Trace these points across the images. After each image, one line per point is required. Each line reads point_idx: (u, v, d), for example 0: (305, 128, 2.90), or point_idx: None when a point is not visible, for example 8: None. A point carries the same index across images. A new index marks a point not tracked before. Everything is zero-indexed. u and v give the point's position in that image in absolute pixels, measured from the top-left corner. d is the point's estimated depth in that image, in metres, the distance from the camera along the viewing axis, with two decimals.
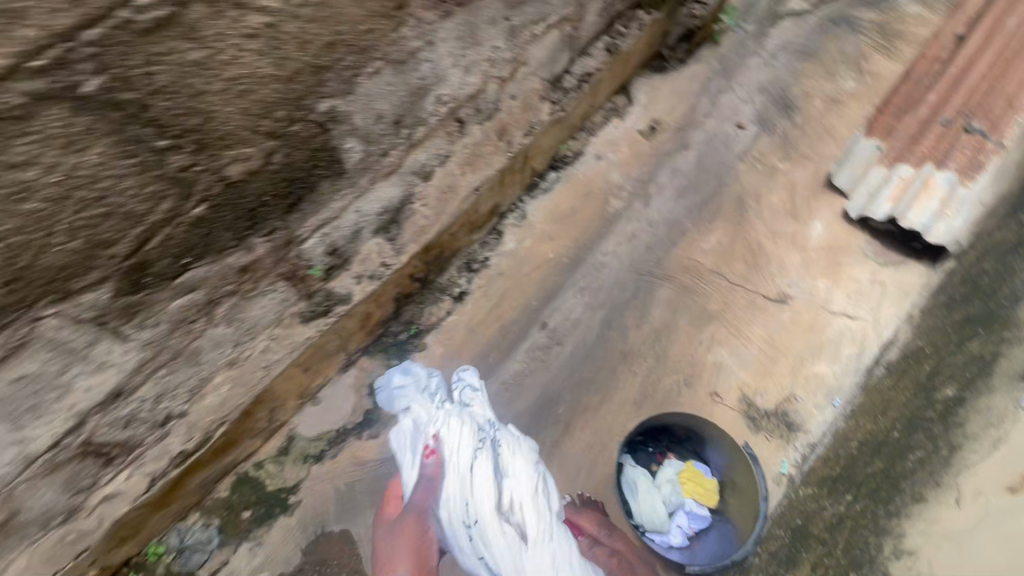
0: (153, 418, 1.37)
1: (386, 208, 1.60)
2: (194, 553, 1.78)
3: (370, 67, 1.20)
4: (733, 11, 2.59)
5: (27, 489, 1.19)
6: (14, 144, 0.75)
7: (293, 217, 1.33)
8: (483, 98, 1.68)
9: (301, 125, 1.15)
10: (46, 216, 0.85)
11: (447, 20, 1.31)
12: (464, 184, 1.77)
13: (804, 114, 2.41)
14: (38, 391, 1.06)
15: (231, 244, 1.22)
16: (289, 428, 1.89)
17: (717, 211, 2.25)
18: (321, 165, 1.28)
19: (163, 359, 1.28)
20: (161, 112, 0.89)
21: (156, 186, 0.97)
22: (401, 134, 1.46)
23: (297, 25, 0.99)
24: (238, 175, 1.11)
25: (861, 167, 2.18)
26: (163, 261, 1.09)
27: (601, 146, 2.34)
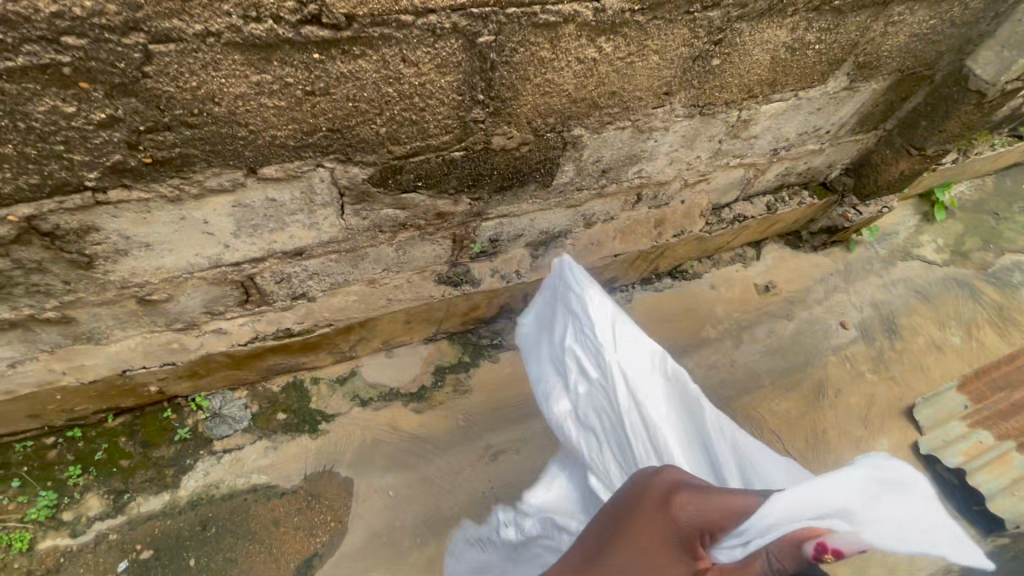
0: (295, 287, 1.54)
1: (547, 231, 1.82)
2: (223, 424, 1.86)
3: (620, 122, 1.46)
4: (874, 230, 2.84)
5: (191, 286, 1.37)
6: (420, 50, 1.03)
7: (495, 198, 1.55)
8: (665, 189, 1.90)
9: (554, 135, 1.40)
10: (389, 103, 1.11)
11: (686, 120, 1.58)
12: (610, 245, 1.99)
13: (905, 344, 2.54)
14: (267, 217, 1.26)
15: (449, 192, 1.44)
16: (355, 364, 2.02)
17: (798, 384, 2.34)
18: (540, 172, 1.52)
19: (342, 247, 1.47)
20: (498, 79, 1.16)
21: (453, 122, 1.22)
22: (598, 181, 1.69)
23: (606, 70, 1.27)
24: (495, 146, 1.35)
25: (944, 413, 2.26)
26: (408, 176, 1.32)
27: (718, 278, 2.54)
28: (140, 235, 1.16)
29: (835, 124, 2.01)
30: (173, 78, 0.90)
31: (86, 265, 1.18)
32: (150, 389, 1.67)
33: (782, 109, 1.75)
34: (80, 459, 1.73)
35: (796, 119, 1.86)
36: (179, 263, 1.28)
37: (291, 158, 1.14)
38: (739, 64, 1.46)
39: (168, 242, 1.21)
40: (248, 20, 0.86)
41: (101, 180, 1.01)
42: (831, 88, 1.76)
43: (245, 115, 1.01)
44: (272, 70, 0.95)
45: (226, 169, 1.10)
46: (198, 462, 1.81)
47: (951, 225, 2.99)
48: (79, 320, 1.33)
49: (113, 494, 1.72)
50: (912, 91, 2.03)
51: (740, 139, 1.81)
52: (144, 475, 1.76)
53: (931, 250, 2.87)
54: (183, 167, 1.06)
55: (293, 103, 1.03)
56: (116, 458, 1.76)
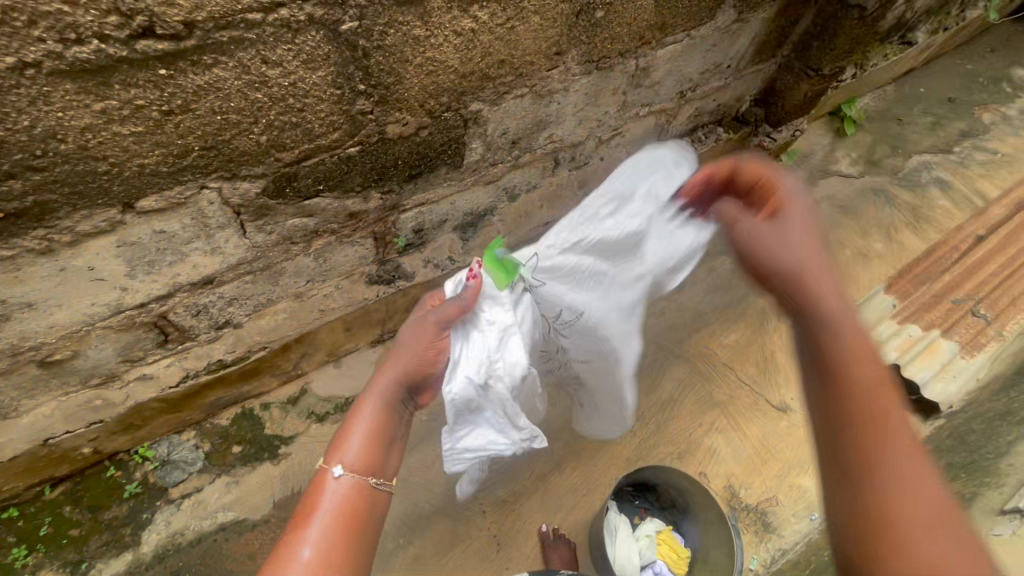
0: (217, 317, 1.47)
1: (472, 211, 1.79)
2: (175, 470, 1.79)
3: (517, 90, 1.44)
4: (792, 154, 2.94)
5: (98, 339, 1.28)
6: (280, 48, 0.96)
7: (407, 187, 1.51)
8: (582, 149, 1.89)
9: (452, 113, 1.36)
10: (262, 109, 1.04)
11: (585, 77, 1.57)
12: (538, 214, 1.98)
13: (834, 258, 2.67)
14: (162, 251, 1.18)
15: (356, 190, 1.39)
16: (304, 381, 1.96)
17: (742, 314, 2.43)
18: (447, 153, 1.48)
19: (255, 267, 1.40)
20: (375, 65, 1.11)
21: (338, 119, 1.16)
22: (510, 153, 1.66)
23: (488, 39, 1.23)
24: (391, 134, 1.30)
25: (875, 316, 2.41)
26: (307, 181, 1.26)
27: None
28: (19, 296, 1.07)
29: (733, 59, 2.04)
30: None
31: None
32: (83, 451, 1.57)
33: (678, 51, 1.76)
34: (25, 538, 1.63)
35: (695, 59, 1.87)
36: (76, 317, 1.19)
37: (169, 184, 1.06)
38: (624, 14, 1.45)
39: (54, 297, 1.12)
40: (68, 43, 0.78)
41: None
42: (721, 23, 1.78)
43: (100, 148, 0.92)
44: (115, 94, 0.87)
45: (97, 210, 1.02)
46: (156, 513, 1.74)
47: (861, 137, 3.13)
48: None
49: (70, 566, 1.63)
50: (800, 14, 2.08)
51: (644, 87, 1.82)
52: (100, 539, 1.67)
53: (846, 165, 3.00)
54: (45, 215, 0.97)
55: (152, 126, 0.95)
56: (64, 529, 1.66)
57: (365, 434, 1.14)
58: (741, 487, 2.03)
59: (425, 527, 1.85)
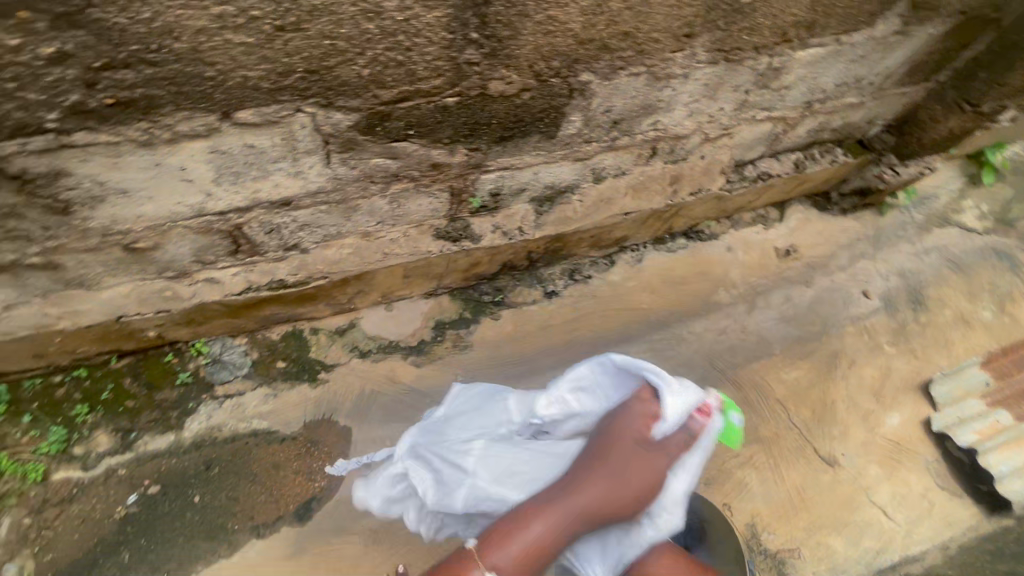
0: (287, 238, 1.49)
1: (553, 185, 1.71)
2: (224, 370, 1.89)
3: (634, 68, 1.33)
4: (912, 193, 2.64)
5: (178, 235, 1.33)
6: None
7: (495, 149, 1.45)
8: (683, 144, 1.75)
9: (559, 80, 1.28)
10: (371, 41, 1.00)
11: (709, 67, 1.43)
12: (620, 202, 1.88)
13: (930, 316, 2.41)
14: (249, 165, 1.19)
15: (444, 142, 1.35)
16: (354, 316, 2.01)
17: (810, 353, 2.26)
18: (543, 122, 1.40)
19: (332, 198, 1.40)
20: (493, 14, 1.04)
21: (444, 65, 1.11)
22: (608, 133, 1.56)
23: (617, 6, 1.13)
24: (492, 91, 1.23)
25: (962, 391, 2.17)
26: (398, 124, 1.23)
27: (736, 241, 2.41)
28: (115, 181, 1.11)
29: (878, 75, 1.81)
30: (123, 8, 0.82)
31: (63, 211, 1.14)
32: (148, 334, 1.68)
33: (820, 56, 1.57)
34: (88, 398, 1.78)
35: (836, 68, 1.67)
36: (162, 212, 1.24)
37: (268, 102, 1.06)
38: (772, 3, 1.29)
39: (146, 189, 1.16)
40: None
41: (63, 122, 0.96)
42: (878, 32, 1.57)
43: (211, 54, 0.92)
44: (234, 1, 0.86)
45: (197, 113, 1.03)
46: (200, 405, 1.85)
47: (999, 190, 2.76)
48: (67, 266, 1.31)
49: (120, 432, 1.78)
50: (972, 36, 1.80)
51: (770, 89, 1.64)
52: (149, 416, 1.81)
53: (973, 217, 2.66)
54: (150, 109, 0.99)
55: (263, 40, 0.93)
56: (121, 399, 1.80)
57: (535, 543, 1.09)
58: (764, 530, 1.92)
59: None
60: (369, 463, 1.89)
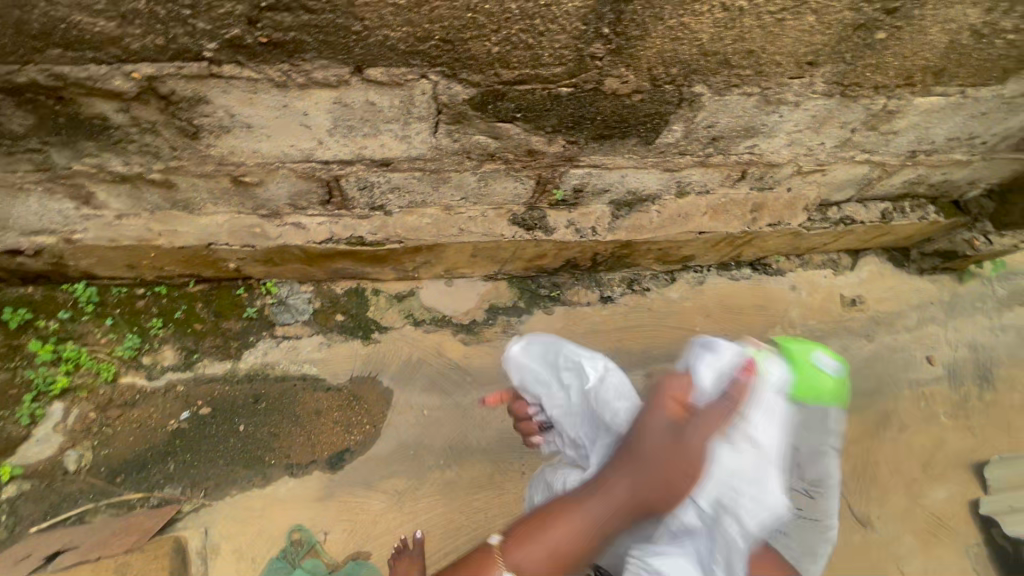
0: (376, 198, 1.56)
1: (636, 192, 1.72)
2: (286, 312, 1.98)
3: (747, 88, 1.32)
4: (998, 266, 2.51)
5: (281, 177, 1.41)
6: None
7: (591, 146, 1.47)
8: (774, 172, 1.73)
9: (672, 88, 1.28)
10: (508, 21, 1.04)
11: (823, 99, 1.40)
12: (697, 221, 1.87)
13: (996, 395, 2.29)
14: (363, 121, 1.25)
15: (546, 130, 1.37)
16: (415, 284, 2.07)
17: (860, 408, 2.18)
18: (644, 126, 1.41)
19: (427, 167, 1.45)
20: (629, 13, 1.06)
21: (569, 54, 1.14)
22: (704, 149, 1.55)
23: (750, 23, 1.13)
24: (606, 88, 1.25)
25: (1016, 479, 2.07)
26: (509, 105, 1.26)
27: (802, 281, 2.36)
28: (245, 116, 1.19)
29: (994, 136, 1.73)
30: None
31: (192, 136, 1.23)
32: (228, 265, 1.78)
33: (939, 106, 1.52)
34: (162, 314, 1.90)
35: (952, 122, 1.61)
36: (275, 151, 1.31)
37: (398, 63, 1.11)
38: (905, 45, 1.26)
39: (268, 128, 1.23)
40: None
41: (218, 53, 1.03)
42: (1007, 91, 1.50)
43: (362, 9, 0.98)
44: None
45: (334, 63, 1.09)
46: (260, 341, 1.95)
47: None
48: (179, 187, 1.41)
49: (186, 351, 1.89)
50: None
51: (878, 132, 1.60)
52: (213, 342, 1.91)
53: None
54: (294, 53, 1.05)
55: (412, 4, 0.99)
56: (192, 321, 1.92)
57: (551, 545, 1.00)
58: None
59: (468, 458, 1.92)
60: (404, 427, 1.94)
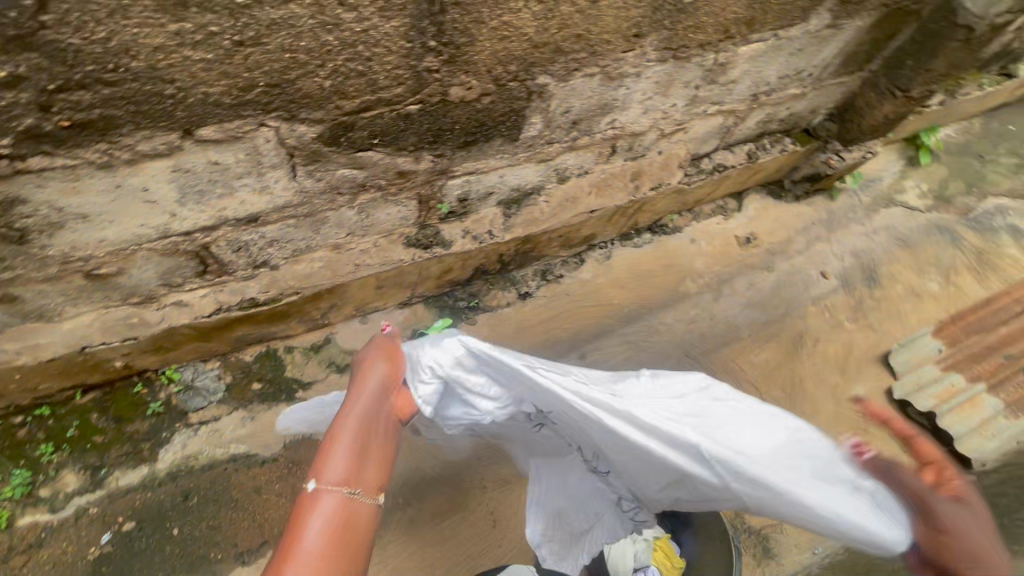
0: (256, 256, 1.48)
1: (519, 188, 1.75)
2: (196, 396, 1.85)
3: (587, 69, 1.38)
4: (857, 177, 2.79)
5: (142, 259, 1.31)
6: None
7: (459, 155, 1.48)
8: (641, 140, 1.82)
9: (517, 84, 1.32)
10: (330, 52, 1.02)
11: (660, 65, 1.49)
12: (585, 201, 1.93)
13: (883, 291, 2.55)
14: (212, 182, 1.19)
15: (409, 149, 1.37)
16: (329, 331, 2.00)
17: (776, 334, 2.35)
18: (505, 125, 1.44)
19: (299, 212, 1.40)
20: (449, 22, 1.07)
21: (404, 73, 1.14)
22: (568, 133, 1.61)
23: (568, 10, 1.18)
24: (452, 97, 1.26)
25: (918, 358, 2.28)
26: (362, 133, 1.24)
27: (698, 233, 2.50)
28: (75, 206, 1.09)
29: (816, 67, 1.92)
30: (77, 28, 0.81)
31: (19, 240, 1.11)
32: (114, 365, 1.63)
33: (761, 51, 1.66)
34: (52, 437, 1.71)
35: (777, 61, 1.77)
36: (124, 235, 1.22)
37: (230, 117, 1.06)
38: (713, 2, 1.37)
39: (107, 213, 1.14)
40: None
41: (17, 147, 0.94)
42: (813, 26, 1.67)
43: (169, 71, 0.92)
44: (191, 18, 0.86)
45: (157, 131, 1.02)
46: (173, 434, 1.80)
47: (935, 170, 2.95)
48: (25, 298, 1.27)
49: (90, 469, 1.71)
50: (897, 28, 1.93)
51: (718, 84, 1.73)
52: (119, 450, 1.74)
53: (914, 196, 2.83)
54: (108, 130, 0.98)
55: (222, 55, 0.94)
56: (89, 435, 1.74)
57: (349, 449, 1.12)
58: (747, 508, 1.98)
59: (423, 492, 1.81)
60: None
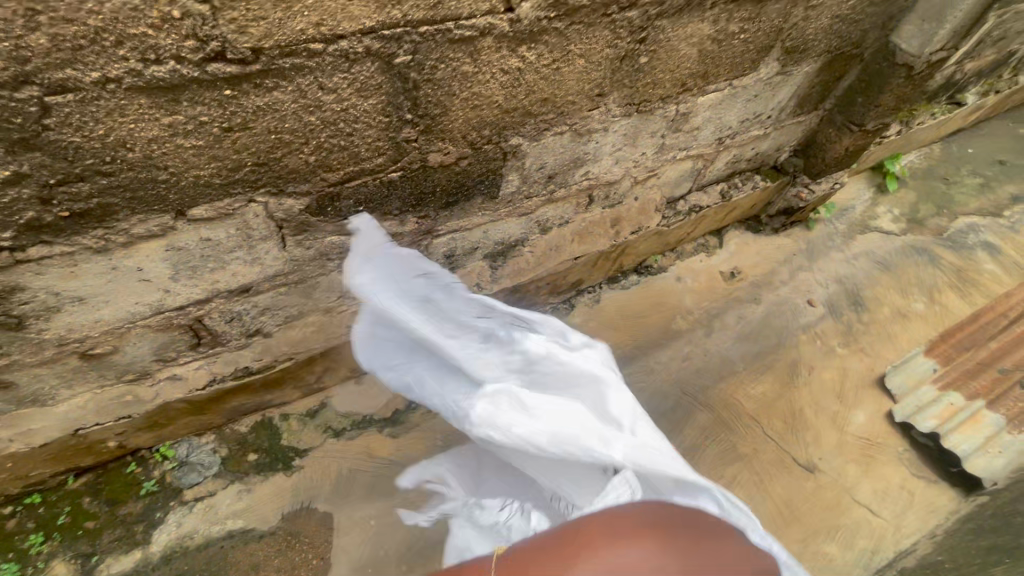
0: (249, 325, 1.51)
1: (503, 241, 1.82)
2: (192, 472, 1.82)
3: (557, 128, 1.47)
4: (831, 207, 2.90)
5: (136, 336, 1.33)
6: (336, 76, 1.02)
7: (442, 214, 1.55)
8: (616, 188, 1.91)
9: (492, 146, 1.40)
10: (313, 131, 1.10)
11: (625, 119, 1.60)
12: (568, 249, 1.99)
13: (871, 314, 2.58)
14: (205, 258, 1.24)
15: (393, 213, 1.43)
16: (325, 395, 2.00)
17: (771, 365, 2.36)
18: (484, 184, 1.52)
19: (290, 280, 1.45)
20: (423, 96, 1.16)
21: (384, 144, 1.21)
22: (546, 187, 1.69)
23: (533, 78, 1.27)
24: (432, 162, 1.34)
25: (913, 380, 2.30)
26: (348, 202, 1.31)
27: (683, 271, 2.56)
28: (71, 290, 1.13)
29: (774, 110, 2.05)
30: (77, 128, 0.88)
31: (16, 327, 1.14)
32: (108, 445, 1.62)
33: (718, 99, 1.78)
34: (43, 525, 1.67)
35: (736, 108, 1.89)
36: (119, 314, 1.25)
37: (221, 196, 1.12)
38: (667, 61, 1.48)
39: (102, 294, 1.18)
40: (147, 63, 0.85)
41: (17, 239, 0.99)
42: (764, 74, 1.79)
43: (162, 159, 0.99)
44: (183, 110, 0.94)
45: (152, 215, 1.08)
46: (168, 514, 1.75)
47: (905, 195, 3.06)
48: (19, 383, 1.29)
49: (81, 558, 1.66)
50: (844, 70, 2.07)
51: (683, 132, 1.84)
52: (111, 535, 1.69)
53: (888, 221, 2.93)
54: (105, 217, 1.03)
55: (212, 141, 1.01)
56: (81, 521, 1.69)
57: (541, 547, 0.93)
58: None
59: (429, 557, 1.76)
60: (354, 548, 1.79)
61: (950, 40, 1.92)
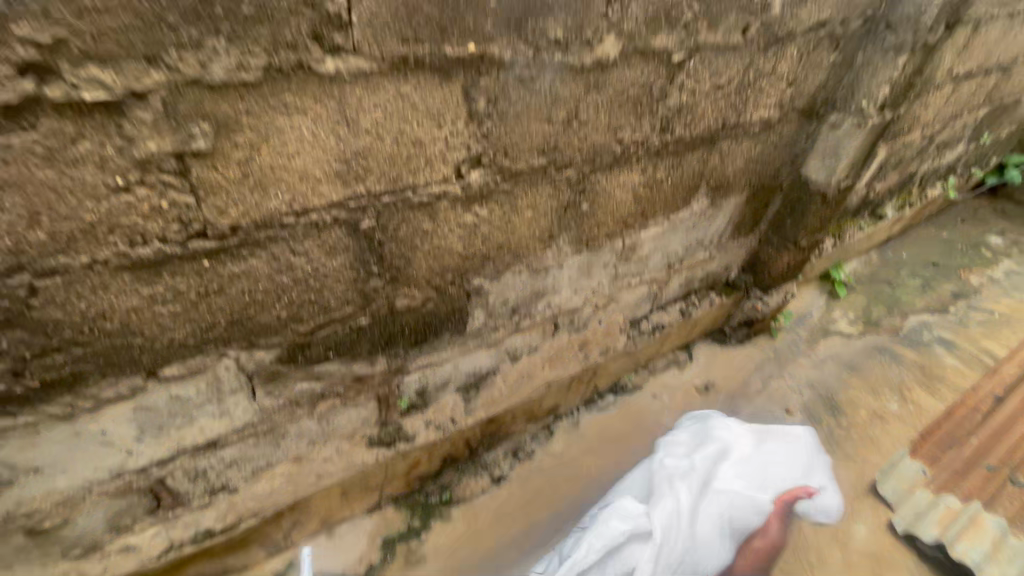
0: (212, 481, 1.46)
1: (474, 372, 1.86)
2: None
3: (515, 267, 1.61)
4: (789, 315, 3.05)
5: (90, 504, 1.28)
6: (307, 242, 1.14)
7: (411, 352, 1.61)
8: (580, 314, 2.02)
9: (455, 288, 1.51)
10: (285, 289, 1.19)
11: (577, 254, 1.76)
12: (540, 375, 2.03)
13: (849, 418, 2.60)
14: (172, 415, 1.24)
15: (363, 355, 1.49)
16: (293, 552, 1.85)
17: None
18: (451, 321, 1.61)
19: (258, 430, 1.44)
20: (388, 252, 1.28)
21: (353, 295, 1.31)
22: (511, 319, 1.78)
23: (488, 228, 1.43)
24: (398, 306, 1.43)
25: (907, 485, 2.25)
26: (318, 349, 1.37)
27: (658, 387, 2.60)
28: (28, 460, 1.11)
29: (714, 235, 2.27)
30: (61, 304, 0.95)
31: None
32: None
33: (661, 231, 1.99)
34: None
35: (678, 236, 2.09)
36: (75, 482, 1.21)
37: (193, 354, 1.17)
38: (608, 204, 1.68)
39: (60, 461, 1.16)
40: (134, 245, 0.95)
41: None
42: (696, 208, 2.03)
43: (139, 325, 1.06)
44: (163, 282, 1.03)
45: (122, 377, 1.12)
46: None
47: (855, 299, 3.27)
48: None
49: None
50: (769, 199, 2.35)
51: (633, 261, 2.01)
52: None
53: (845, 325, 3.09)
54: (76, 383, 1.07)
55: (188, 306, 1.09)
56: None
57: None
58: None
59: None
60: None
61: (851, 170, 2.22)
